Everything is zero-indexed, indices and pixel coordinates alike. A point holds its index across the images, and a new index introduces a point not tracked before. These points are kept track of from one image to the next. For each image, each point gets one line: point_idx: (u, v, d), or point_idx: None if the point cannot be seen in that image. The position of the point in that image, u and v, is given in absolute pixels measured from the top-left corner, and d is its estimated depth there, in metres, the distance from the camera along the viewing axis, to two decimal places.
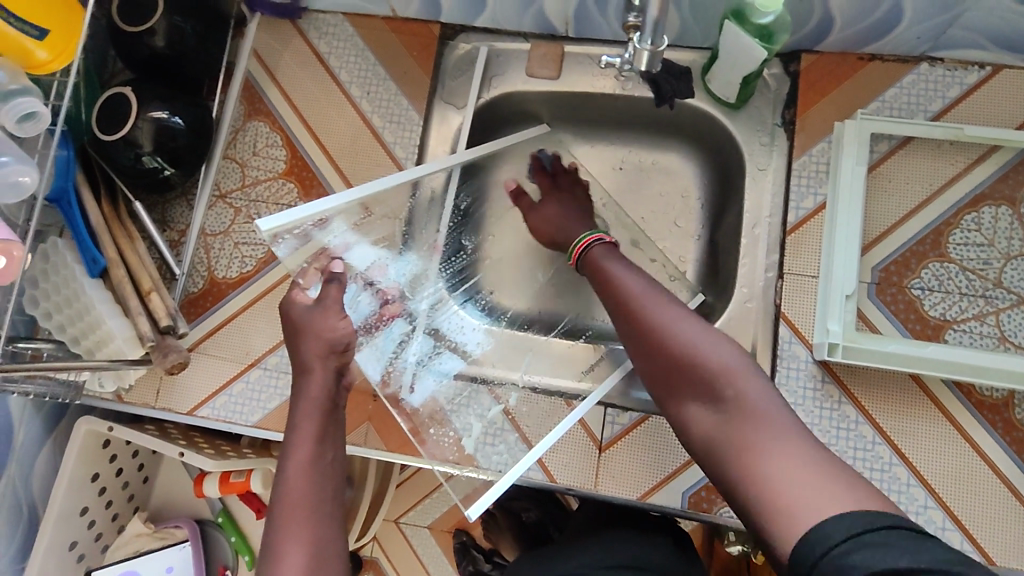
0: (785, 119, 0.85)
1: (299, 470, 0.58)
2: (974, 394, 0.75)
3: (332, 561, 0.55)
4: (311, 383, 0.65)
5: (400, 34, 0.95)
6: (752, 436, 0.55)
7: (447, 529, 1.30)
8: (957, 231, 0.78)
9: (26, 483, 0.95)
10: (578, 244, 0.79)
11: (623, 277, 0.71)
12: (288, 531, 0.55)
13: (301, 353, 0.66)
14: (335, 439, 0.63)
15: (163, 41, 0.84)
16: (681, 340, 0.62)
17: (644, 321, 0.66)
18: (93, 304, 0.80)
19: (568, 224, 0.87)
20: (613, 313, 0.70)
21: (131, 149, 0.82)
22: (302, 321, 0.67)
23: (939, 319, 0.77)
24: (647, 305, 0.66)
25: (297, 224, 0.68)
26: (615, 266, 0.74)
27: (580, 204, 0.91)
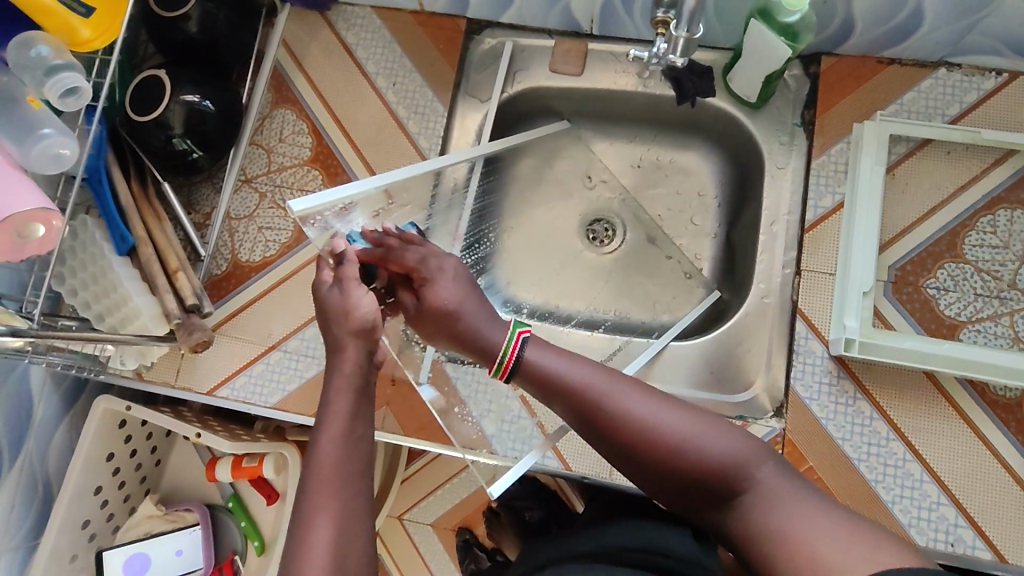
0: (804, 119, 0.86)
1: (330, 445, 0.59)
2: (988, 393, 0.76)
3: (359, 535, 0.56)
4: (343, 359, 0.63)
5: (427, 27, 0.96)
6: (788, 527, 0.49)
7: (451, 526, 1.30)
8: (973, 233, 0.80)
9: (43, 459, 0.96)
10: (510, 338, 0.60)
11: (570, 364, 0.59)
12: (316, 503, 0.56)
13: (331, 332, 0.64)
14: (368, 415, 0.63)
15: (197, 27, 0.86)
16: (671, 436, 0.54)
17: (617, 421, 0.55)
18: (120, 281, 0.81)
19: (482, 324, 0.62)
20: (566, 410, 0.58)
21: (162, 131, 0.84)
22: (328, 301, 0.64)
23: (954, 319, 0.78)
24: (617, 397, 0.56)
25: (327, 207, 0.69)
26: (553, 358, 0.60)
27: (472, 278, 0.67)
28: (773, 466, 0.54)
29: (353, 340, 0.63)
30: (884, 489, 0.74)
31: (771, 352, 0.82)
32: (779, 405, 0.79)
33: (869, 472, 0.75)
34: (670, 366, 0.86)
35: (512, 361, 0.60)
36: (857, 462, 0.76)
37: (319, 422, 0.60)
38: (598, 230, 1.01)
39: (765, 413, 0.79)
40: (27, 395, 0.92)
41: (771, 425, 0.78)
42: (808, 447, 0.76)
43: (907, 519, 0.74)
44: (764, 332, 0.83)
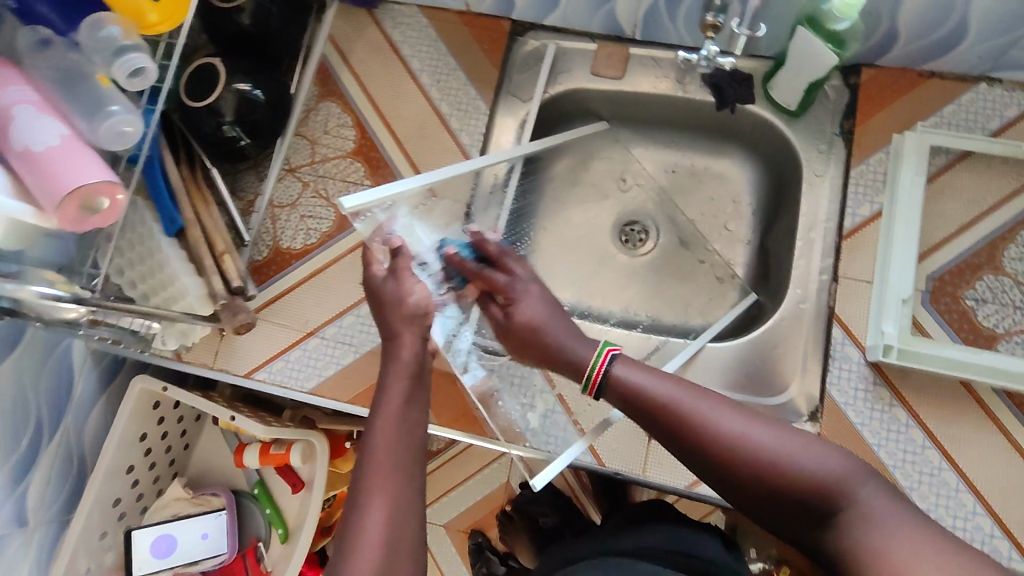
0: (844, 128, 0.87)
1: (386, 427, 0.61)
2: None
3: (412, 515, 0.58)
4: (401, 348, 0.68)
5: (472, 28, 0.99)
6: (885, 545, 0.50)
7: (463, 529, 1.31)
8: (1012, 245, 0.80)
9: (79, 435, 0.98)
10: (597, 358, 0.67)
11: (657, 380, 0.63)
12: (372, 481, 0.58)
13: (387, 320, 0.69)
14: (422, 402, 0.66)
15: (250, 19, 0.89)
16: (764, 454, 0.56)
17: (704, 436, 0.58)
18: (168, 260, 0.83)
19: (565, 339, 0.72)
20: (653, 424, 0.62)
21: (214, 118, 0.86)
22: (382, 292, 0.70)
23: (992, 330, 0.78)
24: (705, 414, 0.59)
25: (373, 205, 0.71)
26: (642, 374, 0.64)
27: (552, 300, 0.77)
28: (875, 486, 0.54)
29: (408, 328, 0.69)
30: (919, 497, 0.74)
31: (805, 358, 0.82)
32: (814, 409, 0.79)
33: (904, 479, 0.75)
34: (704, 367, 0.86)
35: (601, 372, 0.66)
36: (892, 469, 0.76)
37: (377, 406, 0.64)
38: (632, 233, 1.03)
39: (800, 416, 0.79)
40: (68, 372, 0.94)
41: (805, 429, 0.78)
42: (843, 451, 0.77)
43: (942, 527, 0.73)
44: (799, 338, 0.84)
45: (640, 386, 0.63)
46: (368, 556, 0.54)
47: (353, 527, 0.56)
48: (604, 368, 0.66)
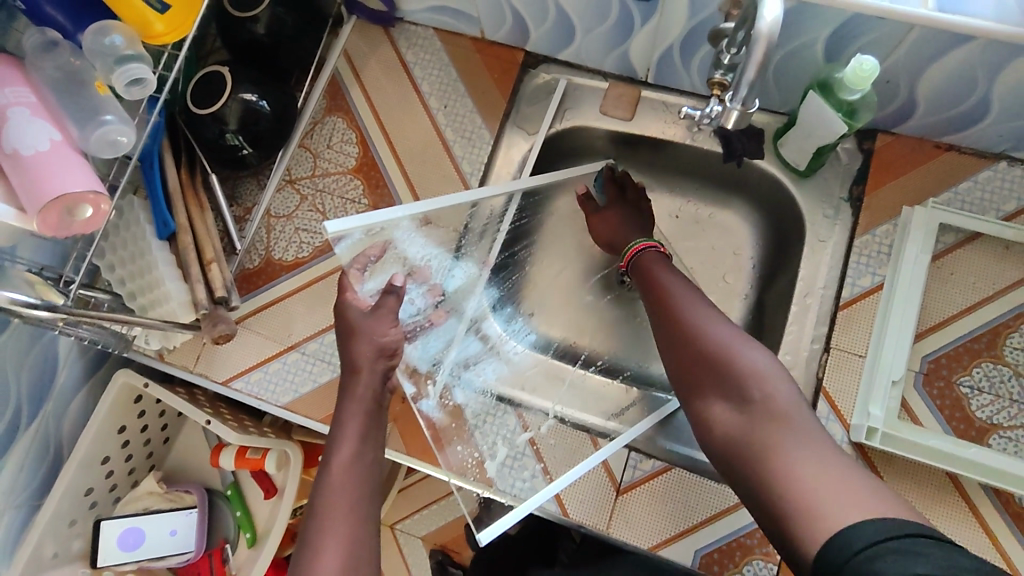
0: (852, 194, 0.84)
1: (342, 465, 0.64)
2: (1013, 505, 0.72)
3: (368, 550, 0.59)
4: (360, 386, 0.70)
5: (484, 55, 0.98)
6: (782, 442, 0.55)
7: (437, 543, 1.35)
8: (1015, 334, 0.76)
9: (58, 422, 0.99)
10: (630, 250, 0.82)
11: (669, 279, 0.74)
12: (326, 523, 0.59)
13: (349, 354, 0.72)
14: (374, 442, 0.68)
15: (264, 29, 0.89)
16: (714, 342, 0.64)
17: (676, 317, 0.68)
18: (156, 263, 0.84)
19: (627, 248, 0.87)
20: (651, 312, 0.73)
21: (217, 125, 0.87)
22: (359, 323, 0.72)
23: (985, 422, 0.74)
24: (684, 304, 0.69)
25: (359, 228, 0.72)
26: (665, 271, 0.77)
27: (637, 216, 0.90)
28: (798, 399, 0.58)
29: (370, 369, 0.71)
30: None
31: None
32: None
33: None
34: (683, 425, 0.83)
35: (632, 255, 0.82)
36: None
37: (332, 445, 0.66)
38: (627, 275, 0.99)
39: None
40: (52, 360, 0.95)
41: None
42: None
43: None
44: None
45: (656, 272, 0.77)
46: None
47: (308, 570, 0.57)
48: (637, 252, 0.81)
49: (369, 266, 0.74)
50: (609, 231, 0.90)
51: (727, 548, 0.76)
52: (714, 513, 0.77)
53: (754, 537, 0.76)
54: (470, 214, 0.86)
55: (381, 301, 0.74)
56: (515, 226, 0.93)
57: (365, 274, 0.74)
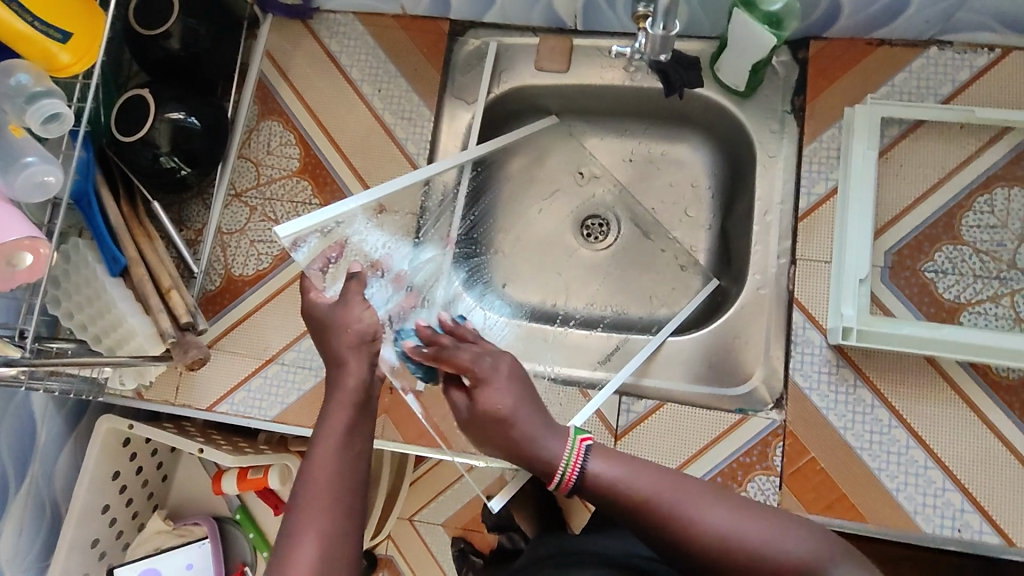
0: (795, 105, 0.85)
1: (323, 462, 0.60)
2: (991, 375, 0.74)
3: (347, 548, 0.57)
4: (348, 377, 0.64)
5: (410, 31, 0.95)
6: None
7: (458, 526, 1.36)
8: (970, 213, 0.77)
9: (50, 480, 0.97)
10: (570, 450, 0.58)
11: (633, 473, 0.57)
12: (306, 516, 0.57)
13: (332, 348, 0.66)
14: (365, 432, 0.63)
15: (178, 44, 0.86)
16: (749, 543, 0.54)
17: (691, 535, 0.55)
18: (114, 302, 0.81)
19: (539, 433, 0.59)
20: (637, 520, 0.57)
21: (148, 150, 0.84)
22: (328, 318, 0.67)
23: (953, 302, 0.76)
24: (684, 507, 0.56)
25: (313, 229, 0.72)
26: (620, 469, 0.58)
27: (524, 375, 0.64)
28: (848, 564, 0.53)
29: (355, 358, 0.65)
30: (888, 477, 0.74)
31: (768, 343, 0.81)
32: (778, 397, 0.78)
33: (871, 460, 0.74)
34: (668, 362, 0.85)
35: (574, 476, 0.58)
36: (859, 451, 0.75)
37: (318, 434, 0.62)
38: (592, 227, 1.00)
39: (764, 405, 0.79)
40: (30, 418, 0.92)
41: (771, 418, 0.77)
42: (809, 438, 0.76)
43: (912, 506, 0.73)
44: (761, 324, 0.82)
45: (620, 484, 0.57)
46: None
47: (282, 565, 0.55)
48: (579, 468, 0.57)
49: (330, 265, 0.71)
50: (488, 409, 0.60)
51: (727, 471, 0.76)
52: (713, 441, 0.77)
53: (753, 455, 0.76)
54: (422, 192, 0.86)
55: (345, 290, 0.69)
56: (473, 201, 0.91)
57: (327, 271, 0.71)
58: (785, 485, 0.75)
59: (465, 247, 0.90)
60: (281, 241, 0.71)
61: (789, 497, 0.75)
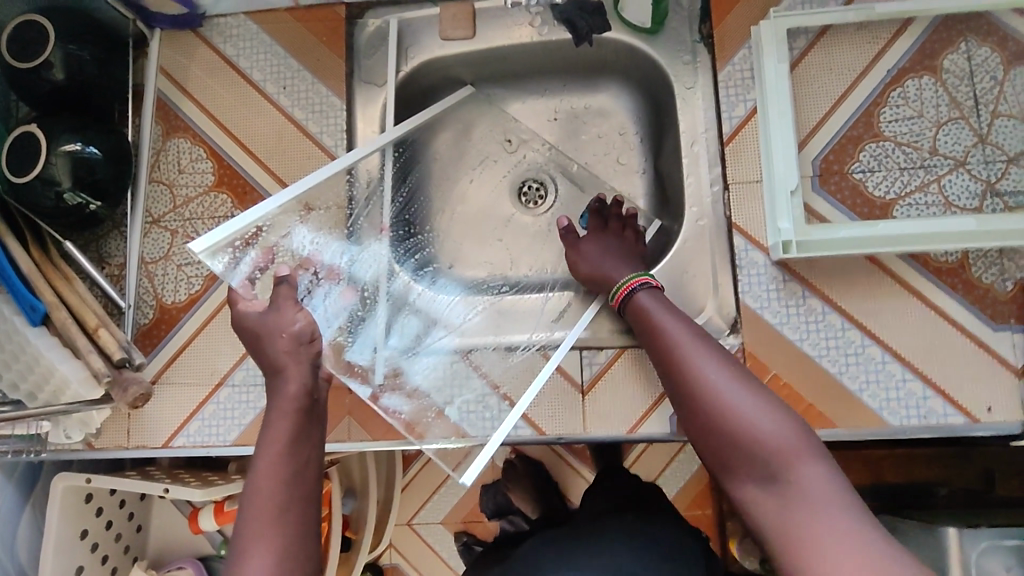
0: (702, 34, 0.85)
1: (269, 470, 0.57)
2: (931, 262, 0.75)
3: (300, 561, 0.54)
4: (286, 382, 0.63)
5: (305, 22, 0.92)
6: (810, 533, 0.50)
7: (457, 521, 1.35)
8: (886, 109, 0.78)
9: (12, 552, 0.92)
10: (626, 283, 0.76)
11: (671, 318, 0.68)
12: (255, 531, 0.54)
13: (270, 355, 0.65)
14: (312, 439, 0.62)
15: (62, 73, 0.81)
16: (746, 419, 0.56)
17: (683, 366, 0.62)
18: (40, 353, 0.77)
19: (612, 266, 0.81)
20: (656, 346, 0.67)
21: (49, 189, 0.79)
22: (262, 326, 0.66)
23: (884, 198, 0.77)
24: (691, 355, 0.62)
25: (237, 238, 0.65)
26: (668, 317, 0.69)
27: (632, 249, 0.85)
28: (826, 469, 0.54)
29: (294, 362, 0.64)
30: (850, 379, 0.75)
31: (716, 273, 0.81)
32: (734, 322, 0.79)
33: (832, 366, 0.75)
34: None
35: (625, 296, 0.74)
36: (819, 359, 0.76)
37: (262, 447, 0.59)
38: (530, 191, 0.99)
39: (722, 333, 0.79)
40: None
41: (730, 343, 0.78)
42: (768, 356, 0.76)
43: (877, 403, 0.74)
44: (707, 255, 0.82)
45: (656, 320, 0.69)
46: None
47: None
48: (631, 290, 0.74)
49: (260, 274, 0.67)
50: (590, 253, 0.84)
51: None
52: None
53: None
54: (349, 178, 0.81)
55: (275, 296, 0.67)
56: (400, 184, 0.88)
57: (256, 275, 0.67)
58: None
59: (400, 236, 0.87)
60: (205, 261, 0.63)
61: None
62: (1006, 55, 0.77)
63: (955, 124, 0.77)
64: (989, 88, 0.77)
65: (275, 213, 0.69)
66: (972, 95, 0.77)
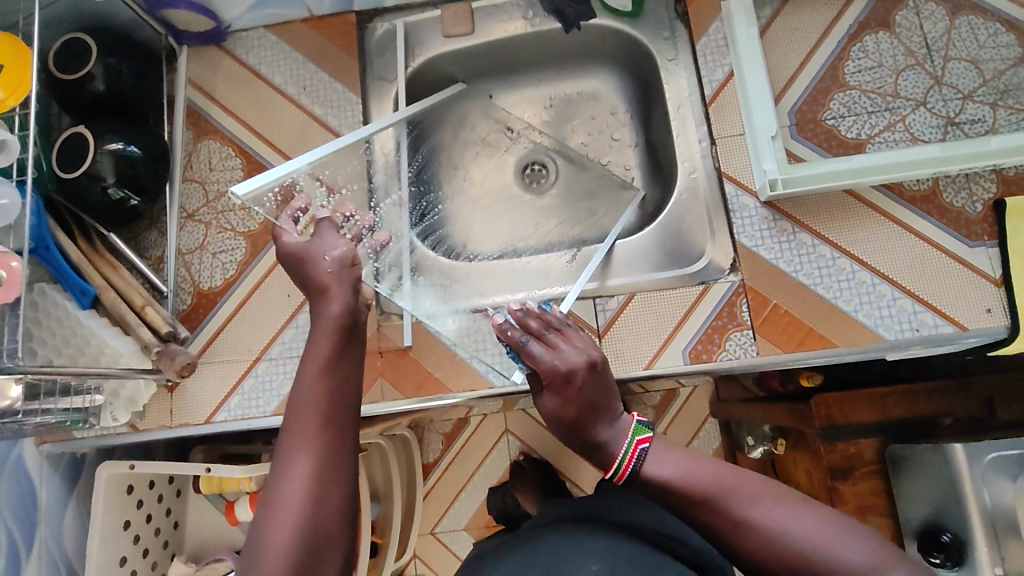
0: (678, 12, 0.95)
1: (311, 386, 0.63)
2: (905, 192, 0.83)
3: (339, 470, 0.60)
4: (331, 304, 0.67)
5: (321, 30, 1.02)
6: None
7: (481, 524, 1.38)
8: (850, 62, 0.87)
9: (59, 540, 0.95)
10: (628, 447, 0.63)
11: (694, 468, 0.61)
12: (299, 437, 0.60)
13: (312, 278, 0.68)
14: (350, 362, 0.66)
15: (103, 83, 0.89)
16: (797, 544, 0.57)
17: (729, 520, 0.59)
18: (93, 332, 0.82)
19: (603, 431, 0.64)
20: (696, 513, 0.61)
21: (96, 184, 0.86)
22: (304, 250, 0.69)
23: (857, 139, 0.85)
24: (733, 504, 0.59)
25: (274, 185, 0.68)
26: (685, 475, 0.61)
27: (604, 374, 0.66)
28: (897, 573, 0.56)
29: (338, 286, 0.67)
30: (845, 302, 0.81)
31: (712, 221, 0.88)
32: (733, 261, 0.85)
33: (828, 292, 0.82)
34: (623, 263, 0.92)
35: (631, 466, 0.62)
36: (815, 287, 0.82)
37: (305, 365, 0.65)
38: (534, 172, 1.06)
39: (722, 272, 0.85)
40: (27, 480, 0.90)
41: (730, 280, 0.84)
42: (768, 288, 0.83)
43: (872, 321, 0.80)
44: (702, 205, 0.90)
45: (680, 479, 0.61)
46: (290, 511, 0.57)
47: (278, 481, 0.59)
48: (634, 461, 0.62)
49: (300, 216, 0.70)
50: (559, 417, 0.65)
51: (706, 336, 0.83)
52: (686, 314, 0.84)
53: (724, 316, 0.83)
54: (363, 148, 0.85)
55: (314, 232, 0.70)
56: (414, 155, 0.94)
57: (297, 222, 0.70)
58: (759, 334, 0.82)
59: (418, 206, 0.93)
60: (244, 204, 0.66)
61: (764, 343, 0.81)
62: (949, 8, 0.88)
63: (912, 70, 0.86)
64: (938, 36, 0.87)
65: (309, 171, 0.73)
66: (924, 43, 0.87)
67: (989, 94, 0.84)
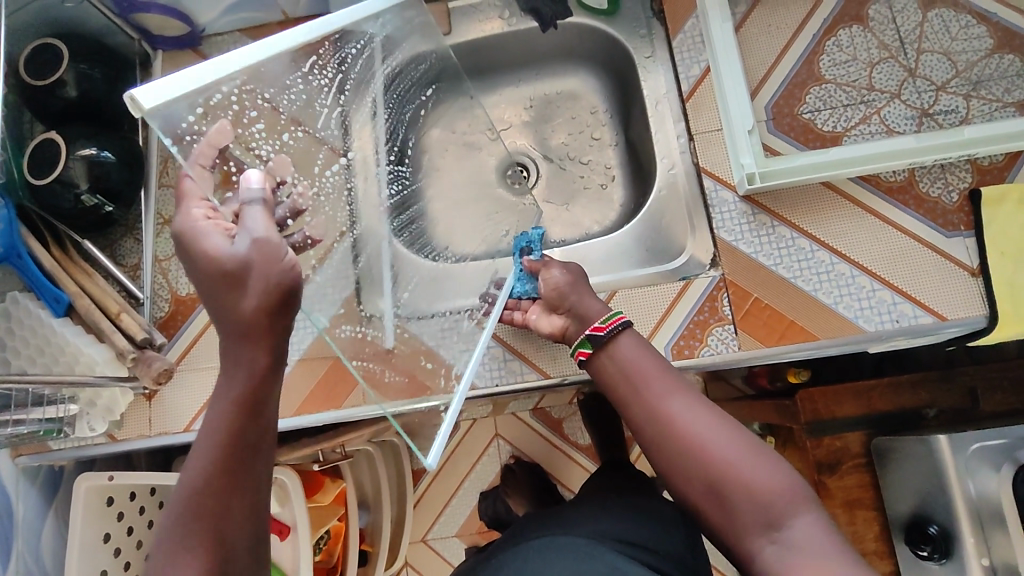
0: (654, 10, 0.95)
1: (206, 460, 0.57)
2: (882, 183, 0.83)
3: (238, 552, 0.56)
4: (253, 356, 0.58)
5: None
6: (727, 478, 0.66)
7: (472, 530, 1.37)
8: (825, 56, 0.88)
9: (37, 555, 0.93)
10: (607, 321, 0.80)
11: (642, 358, 0.76)
12: (192, 522, 0.55)
13: (229, 328, 0.58)
14: (259, 427, 0.59)
15: (75, 90, 0.87)
16: (690, 432, 0.69)
17: (648, 401, 0.72)
18: (66, 340, 0.82)
19: (585, 305, 0.83)
20: (627, 385, 0.75)
21: (69, 191, 0.84)
22: (226, 262, 0.57)
23: (834, 131, 0.86)
24: (656, 391, 0.73)
25: (193, 94, 0.57)
26: (632, 360, 0.76)
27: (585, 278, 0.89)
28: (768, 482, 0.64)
29: (265, 335, 0.58)
30: (825, 295, 0.81)
31: (692, 217, 0.88)
32: (713, 256, 0.85)
33: (807, 285, 0.82)
34: (602, 262, 0.93)
35: (609, 330, 0.78)
36: (794, 280, 0.82)
37: (207, 432, 0.58)
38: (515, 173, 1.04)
39: (703, 267, 0.85)
40: (3, 494, 0.88)
41: (711, 275, 0.84)
42: (748, 282, 0.83)
43: (853, 313, 0.80)
44: (681, 200, 0.90)
45: (624, 361, 0.76)
46: None
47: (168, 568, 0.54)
48: (612, 329, 0.78)
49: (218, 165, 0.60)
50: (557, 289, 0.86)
51: (689, 331, 0.82)
52: (668, 310, 0.83)
53: (705, 312, 0.82)
54: (325, 56, 0.71)
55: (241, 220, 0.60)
56: (387, 105, 0.84)
57: (214, 200, 0.61)
58: (740, 329, 0.81)
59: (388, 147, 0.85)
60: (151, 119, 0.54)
61: (746, 338, 0.81)
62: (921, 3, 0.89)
63: (886, 63, 0.87)
64: (911, 29, 0.88)
65: (240, 83, 0.61)
66: (897, 36, 0.88)
67: (962, 85, 0.85)
